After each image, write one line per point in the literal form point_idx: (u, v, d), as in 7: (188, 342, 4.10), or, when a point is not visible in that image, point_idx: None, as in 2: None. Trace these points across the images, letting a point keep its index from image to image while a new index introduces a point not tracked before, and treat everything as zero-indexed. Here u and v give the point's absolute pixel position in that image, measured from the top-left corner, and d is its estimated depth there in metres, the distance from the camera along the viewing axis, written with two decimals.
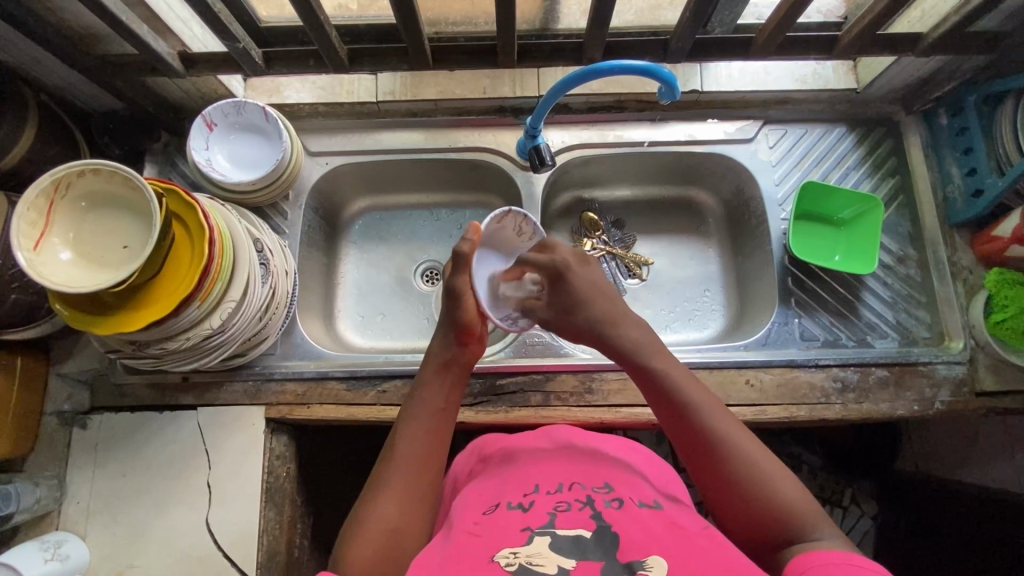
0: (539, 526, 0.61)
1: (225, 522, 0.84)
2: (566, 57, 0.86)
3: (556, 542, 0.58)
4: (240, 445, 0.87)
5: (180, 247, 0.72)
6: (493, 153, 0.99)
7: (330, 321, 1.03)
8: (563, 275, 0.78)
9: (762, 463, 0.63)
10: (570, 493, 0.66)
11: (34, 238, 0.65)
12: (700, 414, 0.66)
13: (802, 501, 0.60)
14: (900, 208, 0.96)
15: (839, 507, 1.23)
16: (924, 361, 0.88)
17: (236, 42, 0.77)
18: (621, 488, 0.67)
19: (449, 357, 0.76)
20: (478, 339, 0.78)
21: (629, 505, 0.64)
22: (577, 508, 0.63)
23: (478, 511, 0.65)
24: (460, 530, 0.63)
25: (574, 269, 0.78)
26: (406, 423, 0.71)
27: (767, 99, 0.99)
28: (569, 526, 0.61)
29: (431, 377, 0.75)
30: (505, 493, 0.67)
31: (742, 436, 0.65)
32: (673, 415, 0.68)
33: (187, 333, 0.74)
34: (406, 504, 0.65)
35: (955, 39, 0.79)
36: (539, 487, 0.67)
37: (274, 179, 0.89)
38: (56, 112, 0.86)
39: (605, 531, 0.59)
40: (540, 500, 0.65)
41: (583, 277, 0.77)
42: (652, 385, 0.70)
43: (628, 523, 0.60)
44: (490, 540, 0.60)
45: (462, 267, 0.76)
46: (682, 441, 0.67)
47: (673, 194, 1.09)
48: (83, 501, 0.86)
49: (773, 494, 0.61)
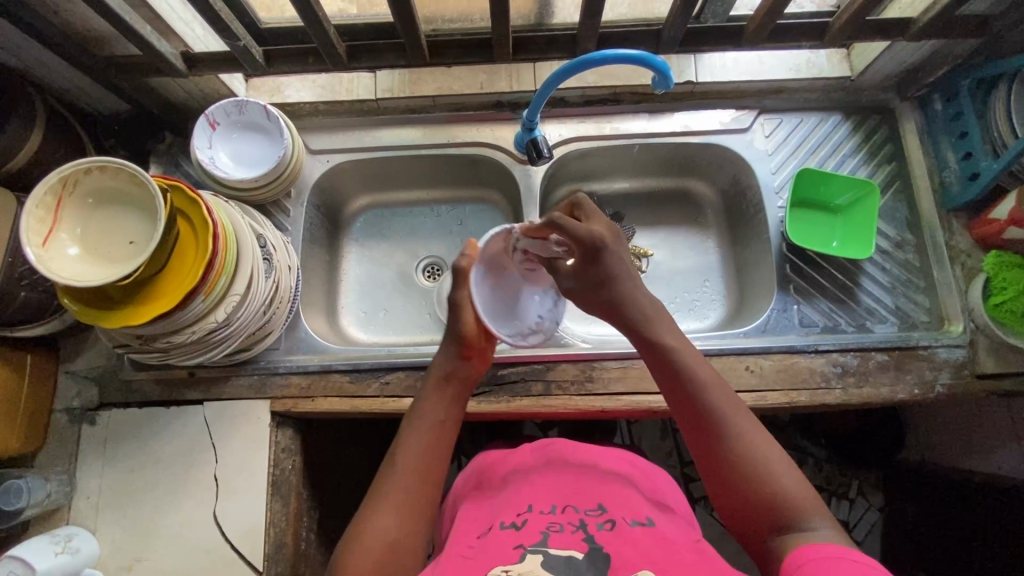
0: (531, 544, 0.61)
1: (233, 515, 0.85)
2: (560, 49, 0.88)
3: (549, 561, 0.59)
4: (245, 438, 0.88)
5: (185, 243, 0.73)
6: (492, 148, 1.01)
7: (333, 317, 1.04)
8: (599, 250, 0.70)
9: (757, 448, 0.64)
10: (564, 516, 0.66)
11: (43, 234, 0.67)
12: (704, 391, 0.67)
13: (795, 488, 0.62)
14: (897, 193, 0.97)
15: (844, 499, 1.23)
16: (924, 345, 0.89)
17: (237, 41, 0.79)
18: (614, 511, 0.67)
19: (451, 372, 0.76)
20: (481, 353, 0.77)
21: (620, 525, 0.65)
22: (570, 530, 0.64)
23: (473, 535, 0.67)
24: (453, 554, 0.64)
25: (607, 245, 0.70)
26: (409, 433, 0.72)
27: (762, 88, 1.00)
28: (561, 546, 0.61)
29: (431, 391, 0.75)
30: (497, 517, 0.69)
31: (742, 417, 0.66)
32: (682, 396, 0.68)
33: (192, 327, 0.75)
34: (407, 511, 0.67)
35: (945, 22, 0.80)
36: (532, 508, 0.68)
37: (276, 177, 0.91)
38: (63, 114, 0.88)
39: (598, 553, 0.60)
40: (533, 519, 0.66)
41: (620, 257, 0.72)
42: (659, 358, 0.70)
43: (623, 546, 0.61)
44: (484, 560, 0.61)
45: (462, 280, 0.76)
46: (684, 413, 0.68)
47: (671, 186, 1.10)
48: (93, 496, 0.87)
49: (766, 480, 0.62)
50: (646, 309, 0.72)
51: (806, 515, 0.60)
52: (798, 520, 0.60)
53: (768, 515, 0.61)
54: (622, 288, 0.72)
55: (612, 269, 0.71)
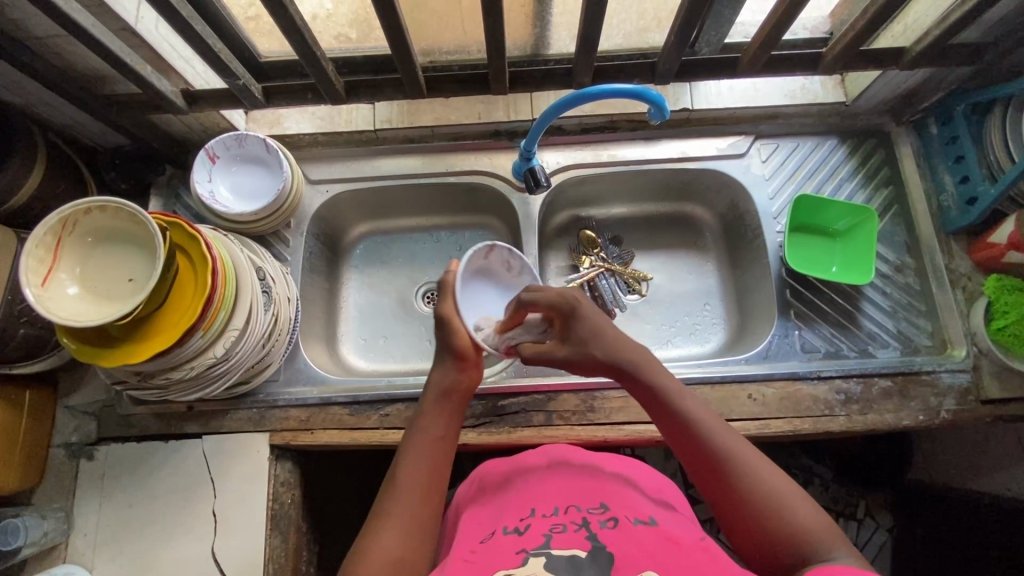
0: (534, 547, 0.61)
1: (231, 551, 0.84)
2: (556, 82, 0.89)
3: (552, 563, 0.59)
4: (244, 473, 0.87)
5: (185, 278, 0.73)
6: (490, 176, 1.01)
7: (333, 346, 1.04)
8: (572, 311, 0.75)
9: (772, 482, 0.62)
10: (566, 516, 0.66)
11: (41, 275, 0.67)
12: (708, 433, 0.66)
13: (809, 521, 0.60)
14: (894, 217, 0.97)
15: (853, 520, 1.18)
16: (927, 369, 0.88)
17: (236, 79, 0.80)
18: (617, 509, 0.67)
19: (449, 382, 0.74)
20: (474, 365, 0.76)
21: (623, 523, 0.64)
22: (572, 530, 0.63)
23: (475, 538, 0.66)
24: (456, 557, 0.63)
25: (581, 304, 0.76)
26: (408, 453, 0.70)
27: (758, 114, 1.00)
28: (564, 547, 0.61)
29: (427, 404, 0.74)
30: (500, 521, 0.68)
31: (748, 454, 0.65)
32: (685, 440, 0.67)
33: (191, 362, 0.75)
34: (414, 534, 0.65)
35: (937, 51, 0.80)
36: (535, 511, 0.67)
37: (276, 209, 0.91)
38: (63, 149, 0.89)
39: (601, 551, 0.60)
40: (536, 522, 0.65)
41: (595, 314, 0.75)
42: (659, 405, 0.69)
43: (623, 543, 0.61)
44: (486, 566, 0.60)
45: (441, 294, 0.80)
46: (694, 462, 0.66)
47: (669, 210, 1.10)
48: (90, 533, 0.86)
49: (786, 518, 0.60)
50: (634, 352, 0.73)
51: (825, 543, 0.58)
52: (816, 545, 0.58)
53: (794, 549, 0.59)
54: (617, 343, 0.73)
55: (593, 323, 0.75)
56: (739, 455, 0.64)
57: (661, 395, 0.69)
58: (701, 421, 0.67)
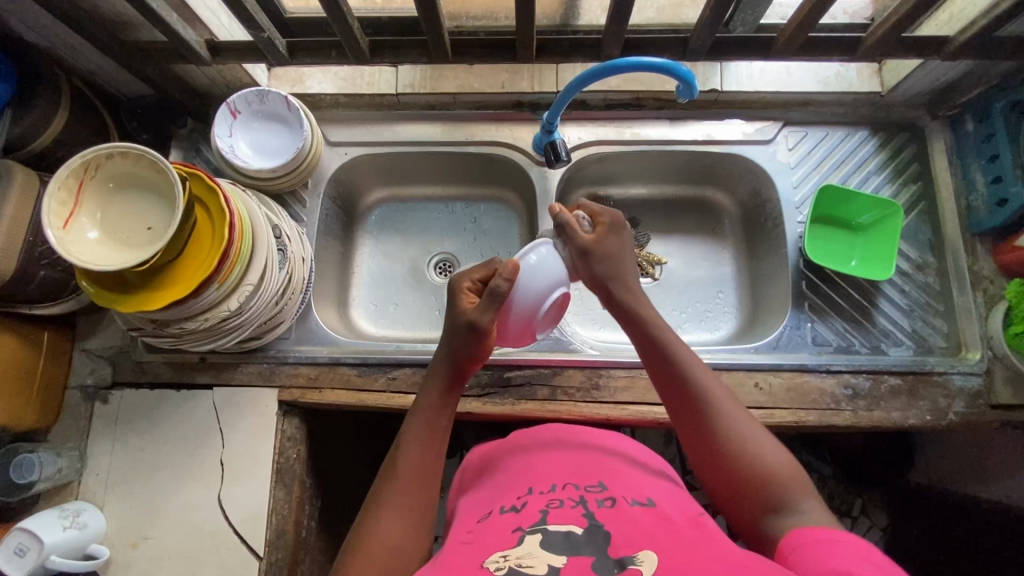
0: (530, 526, 0.60)
1: (237, 499, 0.87)
2: (584, 53, 0.87)
3: (547, 541, 0.58)
4: (251, 426, 0.89)
5: (201, 231, 0.74)
6: (509, 148, 1.00)
7: (343, 309, 1.05)
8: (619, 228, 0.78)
9: (759, 444, 0.64)
10: (564, 493, 0.66)
11: (63, 216, 0.68)
12: (693, 376, 0.68)
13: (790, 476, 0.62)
14: (921, 214, 0.95)
15: (847, 517, 1.17)
16: (939, 370, 0.87)
17: (261, 32, 0.79)
18: (615, 488, 0.66)
19: (456, 380, 0.73)
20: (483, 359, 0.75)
21: (620, 503, 0.64)
22: (570, 506, 0.63)
23: (473, 519, 0.66)
24: (453, 539, 0.64)
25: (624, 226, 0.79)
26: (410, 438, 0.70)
27: (788, 100, 0.98)
28: (561, 522, 0.60)
29: (433, 386, 0.73)
30: (497, 501, 0.68)
31: (739, 415, 0.67)
32: (680, 395, 0.68)
33: (206, 314, 0.76)
34: (417, 506, 0.66)
35: (982, 43, 0.77)
36: (531, 490, 0.67)
37: (295, 167, 0.91)
38: (87, 95, 0.89)
39: (598, 529, 0.59)
40: (533, 500, 0.65)
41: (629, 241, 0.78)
42: (662, 363, 0.70)
43: (620, 522, 0.60)
44: (482, 547, 0.60)
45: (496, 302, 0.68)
46: (674, 401, 0.69)
47: (689, 194, 1.09)
48: (101, 473, 0.89)
49: (749, 459, 0.63)
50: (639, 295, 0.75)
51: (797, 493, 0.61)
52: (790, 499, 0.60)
53: (763, 492, 0.61)
54: (625, 266, 0.76)
55: (621, 247, 0.77)
56: (730, 415, 0.66)
57: (654, 340, 0.71)
58: (692, 368, 0.69)
